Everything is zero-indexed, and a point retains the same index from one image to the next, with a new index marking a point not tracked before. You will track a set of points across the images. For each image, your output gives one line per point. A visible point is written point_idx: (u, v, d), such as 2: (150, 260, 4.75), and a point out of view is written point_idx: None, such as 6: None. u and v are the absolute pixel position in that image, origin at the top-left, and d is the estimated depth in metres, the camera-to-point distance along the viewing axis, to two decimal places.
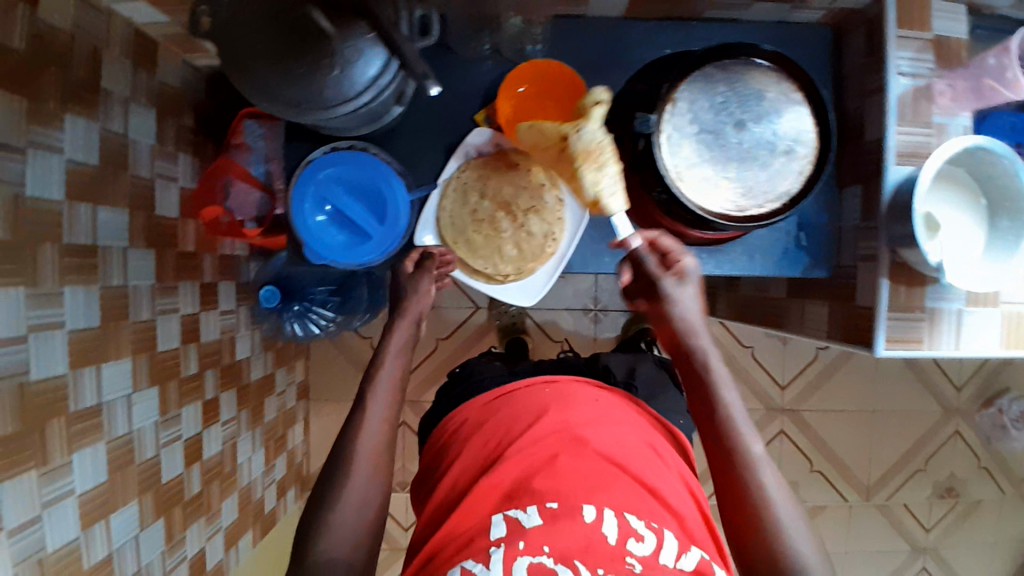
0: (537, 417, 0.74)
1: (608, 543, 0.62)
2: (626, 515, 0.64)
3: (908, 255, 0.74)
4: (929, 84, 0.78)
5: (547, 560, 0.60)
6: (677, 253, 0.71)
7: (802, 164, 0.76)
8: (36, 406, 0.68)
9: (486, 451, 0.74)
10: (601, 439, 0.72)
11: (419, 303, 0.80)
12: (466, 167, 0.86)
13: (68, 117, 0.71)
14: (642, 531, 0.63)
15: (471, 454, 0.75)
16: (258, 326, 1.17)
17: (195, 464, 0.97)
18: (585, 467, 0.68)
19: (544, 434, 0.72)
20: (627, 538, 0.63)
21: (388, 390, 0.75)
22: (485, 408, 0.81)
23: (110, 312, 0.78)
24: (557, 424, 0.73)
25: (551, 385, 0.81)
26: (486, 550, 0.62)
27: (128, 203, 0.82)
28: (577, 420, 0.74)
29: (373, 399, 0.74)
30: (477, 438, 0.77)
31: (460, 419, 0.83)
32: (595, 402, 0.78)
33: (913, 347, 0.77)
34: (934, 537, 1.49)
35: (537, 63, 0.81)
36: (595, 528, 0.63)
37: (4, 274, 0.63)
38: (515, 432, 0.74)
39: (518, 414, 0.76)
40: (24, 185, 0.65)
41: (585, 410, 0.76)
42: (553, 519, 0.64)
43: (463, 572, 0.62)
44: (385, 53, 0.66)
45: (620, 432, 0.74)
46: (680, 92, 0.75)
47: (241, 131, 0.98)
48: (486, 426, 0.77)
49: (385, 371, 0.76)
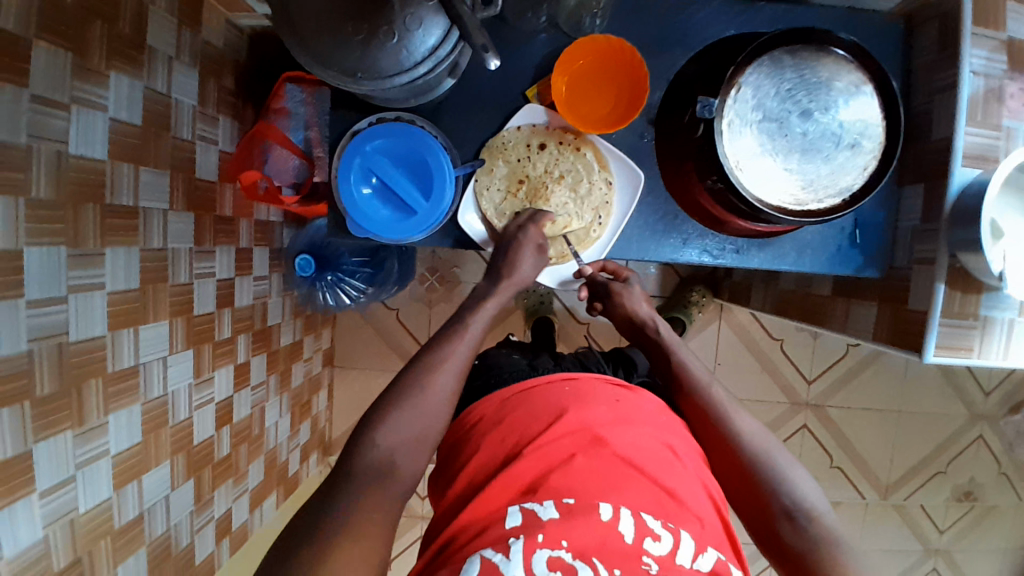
0: (556, 412, 0.69)
1: (626, 543, 0.57)
2: (644, 515, 0.59)
3: (969, 260, 0.72)
4: (1000, 86, 0.75)
5: (565, 556, 0.55)
6: (621, 269, 0.86)
7: (866, 159, 0.74)
8: (75, 366, 0.67)
9: (501, 446, 0.68)
10: (623, 440, 0.66)
11: (520, 277, 0.76)
12: (512, 140, 0.84)
13: (113, 74, 0.69)
14: (660, 532, 0.59)
15: (490, 449, 0.68)
16: (290, 292, 1.17)
17: (225, 427, 0.97)
18: (602, 467, 0.63)
19: (561, 429, 0.66)
20: (644, 539, 0.58)
21: (461, 361, 0.69)
22: (503, 403, 0.73)
23: (150, 274, 0.77)
24: (577, 423, 0.67)
25: (570, 380, 0.74)
26: (505, 540, 0.57)
27: (170, 165, 0.80)
28: (598, 418, 0.68)
29: (439, 373, 0.67)
30: (493, 435, 0.70)
31: (476, 416, 0.75)
32: (616, 401, 0.71)
33: (962, 354, 0.75)
34: (947, 539, 1.49)
35: (596, 38, 0.78)
36: (611, 527, 0.58)
37: (45, 233, 0.62)
38: (534, 429, 0.67)
39: (534, 410, 0.70)
40: (68, 143, 0.64)
41: (604, 410, 0.69)
42: (569, 514, 0.59)
43: (479, 562, 0.56)
44: (445, 23, 0.63)
45: (643, 431, 0.68)
46: (747, 75, 0.72)
47: (282, 95, 1.00)
48: (504, 423, 0.70)
49: (459, 343, 0.70)
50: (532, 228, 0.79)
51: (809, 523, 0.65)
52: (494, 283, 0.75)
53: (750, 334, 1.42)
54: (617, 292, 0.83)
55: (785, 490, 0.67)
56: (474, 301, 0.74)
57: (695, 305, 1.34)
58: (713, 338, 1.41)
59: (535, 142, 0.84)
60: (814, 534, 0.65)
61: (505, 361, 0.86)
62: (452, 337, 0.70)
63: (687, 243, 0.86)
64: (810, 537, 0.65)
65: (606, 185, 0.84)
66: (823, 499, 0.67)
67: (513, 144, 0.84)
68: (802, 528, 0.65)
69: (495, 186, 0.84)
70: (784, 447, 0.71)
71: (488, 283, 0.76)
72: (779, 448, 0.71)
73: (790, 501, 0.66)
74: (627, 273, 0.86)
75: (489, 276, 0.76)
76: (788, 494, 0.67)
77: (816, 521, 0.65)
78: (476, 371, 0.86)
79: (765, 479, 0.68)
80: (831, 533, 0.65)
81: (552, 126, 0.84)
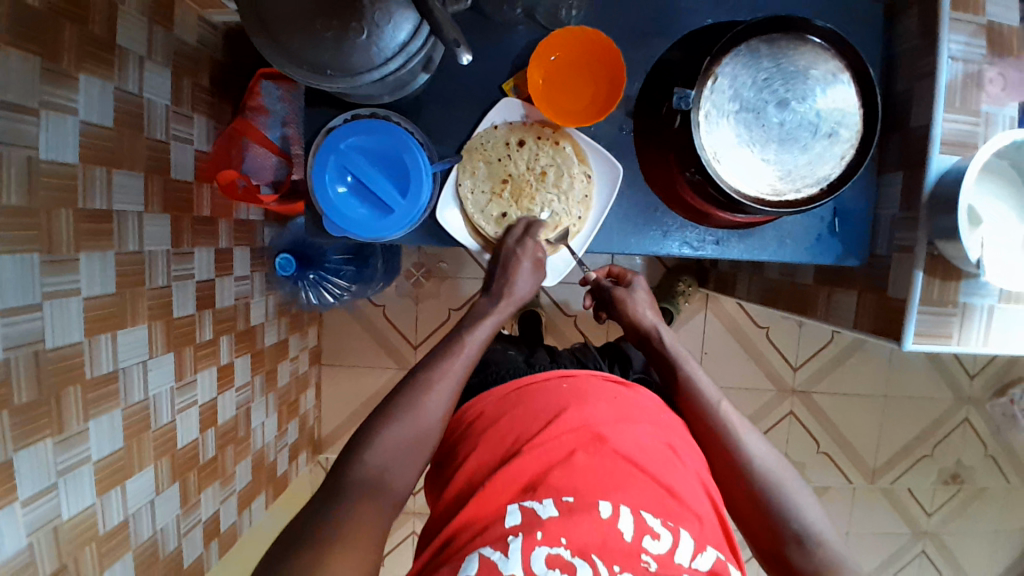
0: (555, 412, 0.69)
1: (625, 541, 0.58)
2: (644, 513, 0.60)
3: (946, 248, 0.72)
4: (980, 71, 0.75)
5: (564, 553, 0.56)
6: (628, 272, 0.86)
7: (845, 148, 0.73)
8: (53, 374, 0.66)
9: (499, 444, 0.68)
10: (623, 439, 0.66)
11: (519, 294, 0.76)
12: (491, 137, 0.83)
13: (83, 77, 0.68)
14: (659, 530, 0.59)
15: (488, 447, 0.68)
16: (273, 291, 1.17)
17: (210, 429, 0.97)
18: (604, 465, 0.63)
19: (560, 428, 0.66)
20: (644, 537, 0.58)
21: (459, 378, 0.68)
22: (503, 401, 0.73)
23: (127, 278, 0.76)
24: (576, 420, 0.67)
25: (569, 379, 0.74)
26: (504, 538, 0.58)
27: (144, 166, 0.79)
28: (598, 417, 0.68)
29: (434, 391, 0.66)
30: (490, 434, 0.69)
31: (476, 411, 0.74)
32: (615, 399, 0.72)
33: (942, 342, 0.75)
34: (935, 522, 1.51)
35: (571, 29, 0.78)
36: (611, 524, 0.59)
37: (16, 240, 0.61)
38: (534, 428, 0.67)
39: (533, 411, 0.69)
40: (38, 148, 0.63)
41: (604, 407, 0.70)
42: (569, 512, 0.59)
43: (478, 561, 0.56)
44: (416, 17, 0.62)
45: (642, 430, 0.68)
46: (723, 65, 0.72)
47: (258, 93, 0.99)
48: (501, 422, 0.70)
49: (456, 361, 0.69)
50: (531, 241, 0.79)
51: (817, 548, 0.66)
52: (494, 300, 0.75)
53: (737, 323, 1.42)
54: (621, 298, 0.82)
55: (793, 514, 0.67)
56: (472, 318, 0.73)
57: (682, 295, 1.36)
58: (700, 327, 1.42)
59: (513, 140, 0.84)
60: (821, 559, 0.65)
61: (501, 357, 0.86)
62: (446, 357, 0.69)
63: (667, 236, 0.85)
64: (818, 562, 0.65)
65: (585, 180, 0.84)
66: (831, 525, 0.67)
67: (494, 141, 0.83)
68: (810, 552, 0.66)
69: (479, 188, 0.83)
70: (794, 471, 0.71)
71: (489, 300, 0.75)
72: (789, 472, 0.70)
73: (798, 527, 0.66)
74: (632, 276, 0.85)
75: (488, 294, 0.76)
76: (798, 520, 0.67)
77: (824, 546, 0.66)
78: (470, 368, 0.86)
79: (775, 503, 0.67)
80: (838, 559, 0.65)
81: (529, 121, 0.84)
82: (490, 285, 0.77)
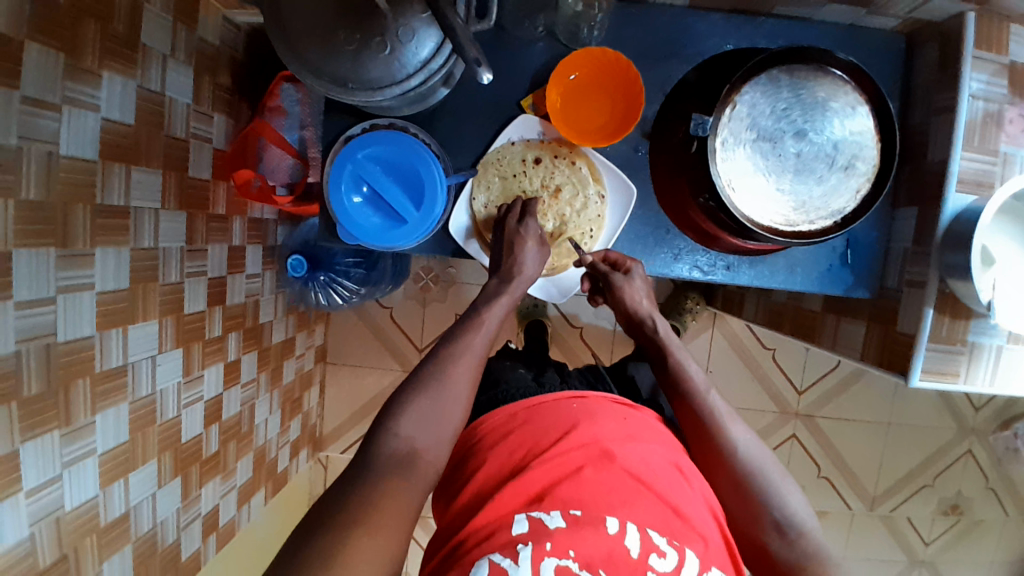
0: (566, 428, 0.69)
1: (631, 556, 0.57)
2: (650, 531, 0.60)
3: (958, 287, 0.71)
4: (1000, 110, 0.73)
5: (572, 565, 0.56)
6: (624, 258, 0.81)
7: (860, 182, 0.74)
8: (63, 368, 0.67)
9: (509, 457, 0.68)
10: (631, 456, 0.67)
11: (527, 273, 0.75)
12: (505, 152, 0.84)
13: (105, 74, 0.68)
14: (665, 548, 0.59)
15: (498, 460, 0.68)
16: (283, 289, 1.18)
17: (214, 424, 0.98)
18: (611, 480, 0.63)
19: (571, 443, 0.67)
20: (650, 554, 0.58)
21: (478, 355, 0.68)
22: (513, 418, 0.73)
23: (140, 274, 0.77)
24: (588, 437, 0.68)
25: (579, 400, 0.74)
26: (513, 546, 0.57)
27: (162, 163, 0.80)
28: (609, 433, 0.69)
29: (456, 364, 0.66)
30: (501, 447, 0.70)
31: (481, 429, 0.75)
32: (624, 418, 0.72)
33: (948, 379, 0.75)
34: (932, 551, 1.50)
35: (592, 50, 0.78)
36: (618, 540, 0.58)
37: (34, 236, 0.61)
38: (545, 442, 0.68)
39: (545, 426, 0.70)
40: (58, 143, 0.63)
41: (612, 425, 0.71)
42: (576, 524, 0.59)
43: (488, 566, 0.56)
44: (438, 35, 0.63)
45: (652, 449, 0.69)
46: (742, 93, 0.72)
47: (278, 94, 0.99)
48: (512, 436, 0.70)
49: (476, 337, 0.69)
50: (532, 220, 0.79)
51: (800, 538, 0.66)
52: (505, 281, 0.74)
53: (743, 343, 1.43)
54: (614, 283, 0.79)
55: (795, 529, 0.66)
56: (485, 299, 0.73)
57: (688, 313, 1.37)
58: (706, 345, 1.43)
59: (529, 157, 0.84)
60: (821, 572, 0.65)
61: (510, 374, 0.85)
62: (467, 332, 0.69)
63: (678, 258, 0.86)
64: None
65: (598, 199, 0.84)
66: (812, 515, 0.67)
67: (507, 155, 0.84)
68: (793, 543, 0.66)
69: (494, 202, 0.84)
70: (778, 464, 0.70)
71: (498, 282, 0.75)
72: (773, 462, 0.70)
73: (781, 517, 0.66)
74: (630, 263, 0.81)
75: (498, 274, 0.76)
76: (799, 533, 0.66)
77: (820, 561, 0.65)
78: (481, 385, 0.85)
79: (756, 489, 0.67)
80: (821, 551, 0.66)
81: (546, 139, 0.84)
82: (497, 265, 0.77)
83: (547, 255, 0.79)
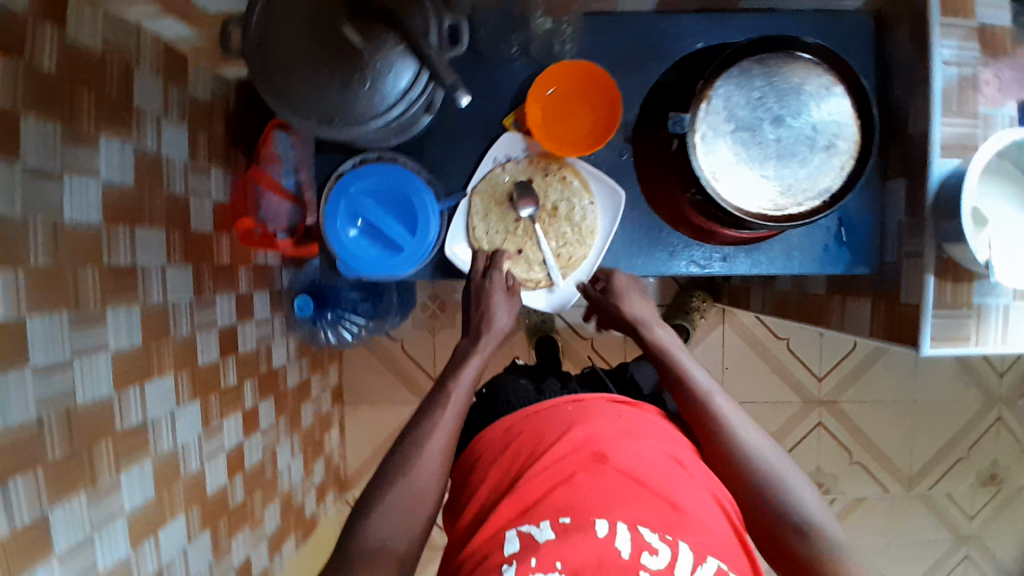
0: (561, 431, 0.69)
1: (622, 558, 0.57)
2: (641, 528, 0.59)
3: (955, 251, 0.72)
4: (975, 73, 0.74)
5: None
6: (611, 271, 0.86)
7: (843, 160, 0.75)
8: (84, 429, 0.68)
9: (507, 468, 0.68)
10: (624, 454, 0.66)
11: (497, 327, 0.78)
12: (497, 173, 0.86)
13: (103, 138, 0.71)
14: (657, 545, 0.58)
15: (496, 473, 0.69)
16: (292, 333, 1.19)
17: (238, 473, 0.99)
18: (605, 483, 0.63)
19: (563, 448, 0.67)
20: (641, 553, 0.57)
21: (451, 428, 0.70)
22: (509, 429, 0.74)
23: (152, 330, 0.79)
24: (580, 438, 0.68)
25: (576, 404, 0.75)
26: (500, 568, 0.58)
27: (165, 219, 0.82)
28: (602, 433, 0.69)
29: (431, 440, 0.68)
30: (499, 461, 0.70)
31: (481, 446, 0.75)
32: (619, 417, 0.72)
33: (960, 344, 0.74)
34: (978, 525, 1.47)
35: (566, 64, 0.81)
36: (608, 542, 0.58)
37: (47, 301, 0.63)
38: (539, 448, 0.68)
39: (539, 433, 0.70)
40: (63, 210, 0.65)
41: (608, 424, 0.70)
42: (565, 533, 0.59)
43: None
44: (415, 65, 0.65)
45: (647, 443, 0.68)
46: (716, 88, 0.74)
47: (271, 142, 1.02)
48: (510, 447, 0.71)
49: (448, 412, 0.70)
50: (497, 273, 0.81)
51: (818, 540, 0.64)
52: (475, 340, 0.77)
53: (756, 336, 1.42)
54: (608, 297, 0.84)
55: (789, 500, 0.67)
56: (458, 360, 0.75)
57: (695, 310, 1.35)
58: (719, 342, 1.42)
59: (523, 178, 0.86)
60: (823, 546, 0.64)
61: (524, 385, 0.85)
62: (438, 406, 0.71)
63: (675, 255, 0.87)
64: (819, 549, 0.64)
65: (589, 206, 0.85)
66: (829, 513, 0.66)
67: (500, 176, 0.86)
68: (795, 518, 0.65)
69: (493, 229, 0.85)
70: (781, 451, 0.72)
71: (468, 341, 0.77)
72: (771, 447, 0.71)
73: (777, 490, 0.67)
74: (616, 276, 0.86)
75: (467, 335, 0.78)
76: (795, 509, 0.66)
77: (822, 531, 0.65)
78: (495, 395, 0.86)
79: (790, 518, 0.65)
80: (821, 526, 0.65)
81: (530, 155, 0.86)
82: (468, 324, 0.79)
83: (518, 302, 0.81)
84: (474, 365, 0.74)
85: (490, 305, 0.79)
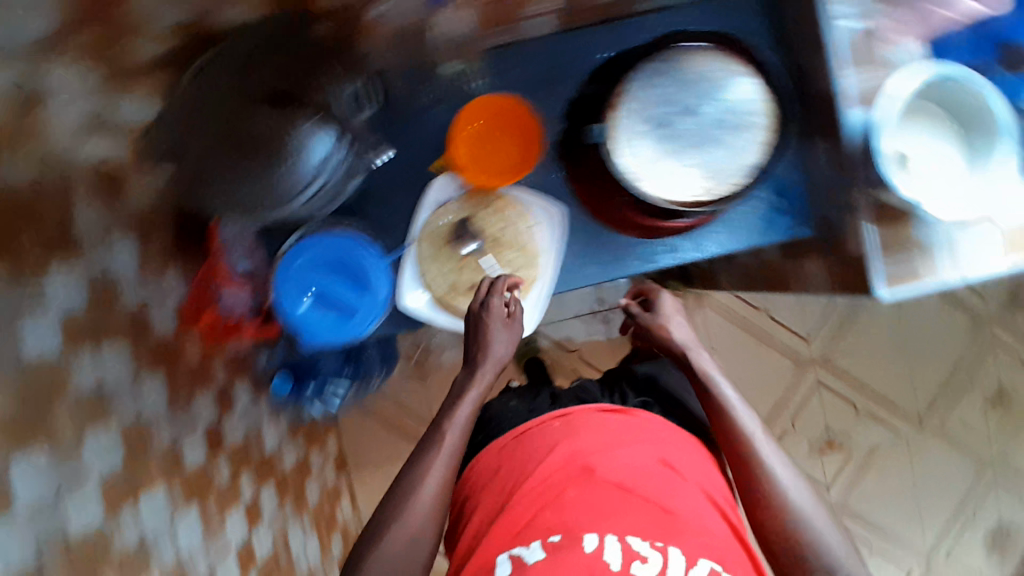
0: (548, 451, 0.72)
1: (612, 570, 0.60)
2: (631, 538, 0.62)
3: (888, 197, 0.73)
4: (873, 23, 0.79)
5: None
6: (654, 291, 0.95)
7: (761, 131, 0.77)
8: (80, 563, 0.67)
9: (498, 494, 0.72)
10: (612, 466, 0.69)
11: (494, 357, 0.80)
12: (434, 216, 0.88)
13: (51, 266, 0.68)
14: (647, 553, 0.61)
15: (489, 500, 0.72)
16: (280, 415, 1.19)
17: (251, 568, 0.98)
18: (593, 497, 0.66)
19: (551, 468, 0.70)
20: (631, 562, 0.60)
21: (448, 463, 0.74)
22: (500, 451, 0.76)
23: (134, 447, 0.78)
24: (567, 455, 0.71)
25: (562, 417, 0.77)
26: None
27: (125, 334, 0.79)
28: (587, 446, 0.72)
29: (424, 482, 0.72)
30: (491, 487, 0.73)
31: (475, 472, 0.78)
32: (604, 427, 0.74)
33: (913, 282, 0.76)
34: (999, 450, 1.47)
35: (480, 101, 0.87)
36: (596, 556, 0.61)
37: (20, 441, 0.63)
38: (527, 472, 0.71)
39: (528, 457, 0.73)
40: (21, 347, 0.64)
41: (593, 436, 0.73)
42: (555, 551, 0.62)
43: None
44: (324, 138, 0.73)
45: (636, 450, 0.71)
46: (626, 93, 0.78)
47: (218, 235, 0.92)
48: (499, 474, 0.74)
49: (443, 450, 0.74)
50: (495, 300, 0.82)
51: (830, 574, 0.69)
52: (471, 371, 0.80)
53: (737, 313, 1.43)
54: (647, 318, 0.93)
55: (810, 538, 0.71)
56: (456, 393, 0.79)
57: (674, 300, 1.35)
58: (702, 327, 1.43)
59: (461, 216, 0.89)
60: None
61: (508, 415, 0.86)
62: (432, 448, 0.74)
63: (627, 257, 0.88)
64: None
65: (528, 228, 0.88)
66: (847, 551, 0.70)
67: (438, 219, 0.88)
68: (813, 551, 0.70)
69: (442, 270, 0.88)
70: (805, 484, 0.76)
71: (467, 371, 0.80)
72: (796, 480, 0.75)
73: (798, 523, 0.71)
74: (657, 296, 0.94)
75: (466, 365, 0.81)
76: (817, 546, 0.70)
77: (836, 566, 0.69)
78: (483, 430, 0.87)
79: (808, 554, 0.70)
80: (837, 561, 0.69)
81: (464, 193, 0.89)
82: (467, 354, 0.82)
83: (519, 330, 0.83)
84: (474, 394, 0.78)
85: (491, 337, 0.81)
